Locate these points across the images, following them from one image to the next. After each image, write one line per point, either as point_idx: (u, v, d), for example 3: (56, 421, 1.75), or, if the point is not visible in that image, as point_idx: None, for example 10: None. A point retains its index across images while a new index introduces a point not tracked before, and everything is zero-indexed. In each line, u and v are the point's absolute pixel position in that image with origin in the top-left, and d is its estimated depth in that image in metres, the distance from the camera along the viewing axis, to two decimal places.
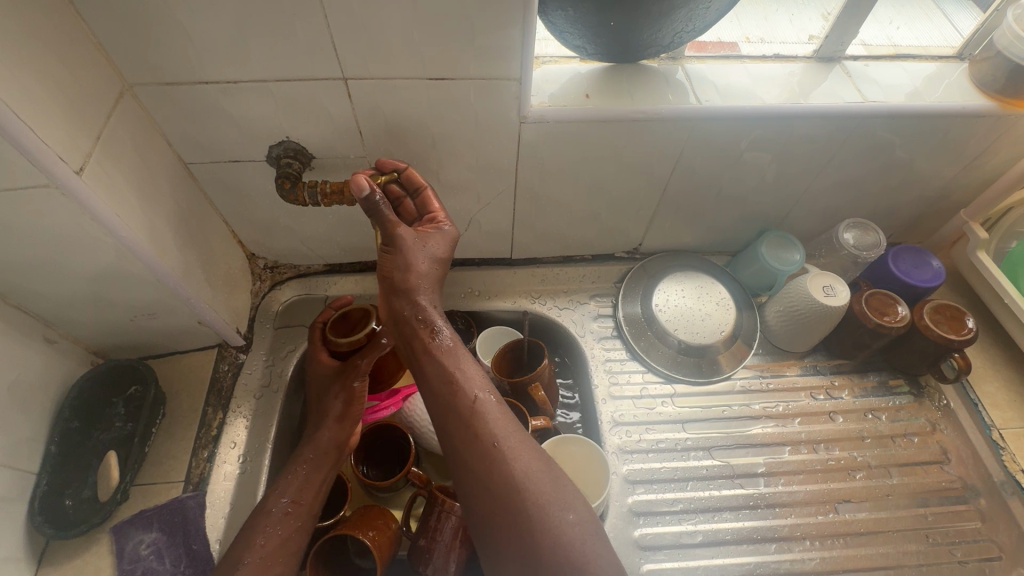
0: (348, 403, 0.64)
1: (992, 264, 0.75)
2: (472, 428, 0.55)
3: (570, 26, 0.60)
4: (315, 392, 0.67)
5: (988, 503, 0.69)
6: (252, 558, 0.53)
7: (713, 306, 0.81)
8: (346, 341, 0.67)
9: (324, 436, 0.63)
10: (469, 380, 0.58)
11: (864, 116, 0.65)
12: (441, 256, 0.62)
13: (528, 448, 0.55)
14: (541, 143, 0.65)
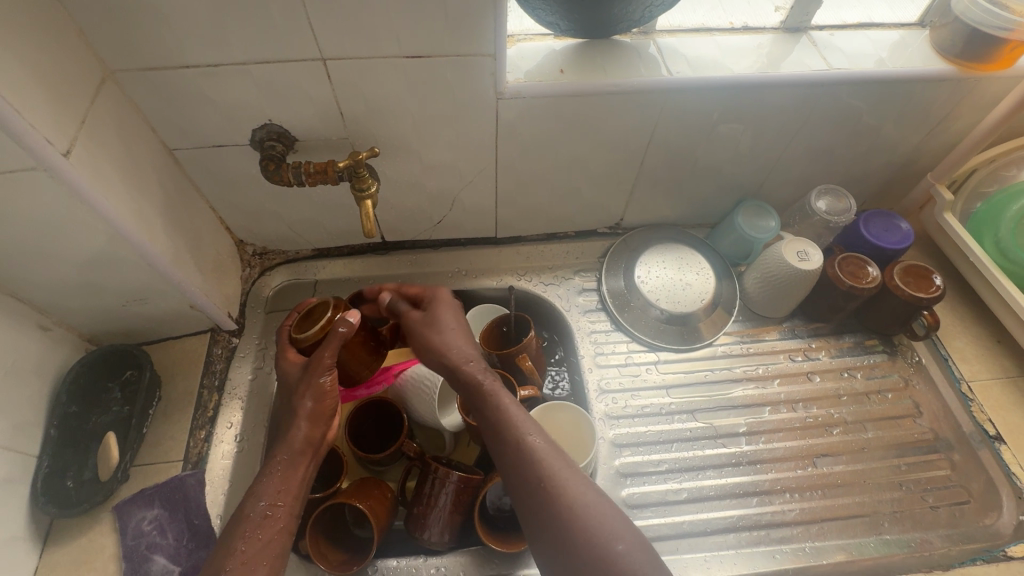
0: (323, 395, 0.56)
1: (958, 225, 0.77)
2: (524, 469, 0.52)
3: (541, 3, 0.61)
4: (283, 388, 0.58)
5: (959, 451, 0.72)
6: (234, 566, 0.47)
7: (692, 275, 0.83)
8: (311, 333, 0.58)
9: (297, 431, 0.55)
10: (515, 420, 0.55)
11: (831, 83, 0.68)
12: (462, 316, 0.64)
13: (584, 483, 0.52)
14: (519, 119, 0.66)
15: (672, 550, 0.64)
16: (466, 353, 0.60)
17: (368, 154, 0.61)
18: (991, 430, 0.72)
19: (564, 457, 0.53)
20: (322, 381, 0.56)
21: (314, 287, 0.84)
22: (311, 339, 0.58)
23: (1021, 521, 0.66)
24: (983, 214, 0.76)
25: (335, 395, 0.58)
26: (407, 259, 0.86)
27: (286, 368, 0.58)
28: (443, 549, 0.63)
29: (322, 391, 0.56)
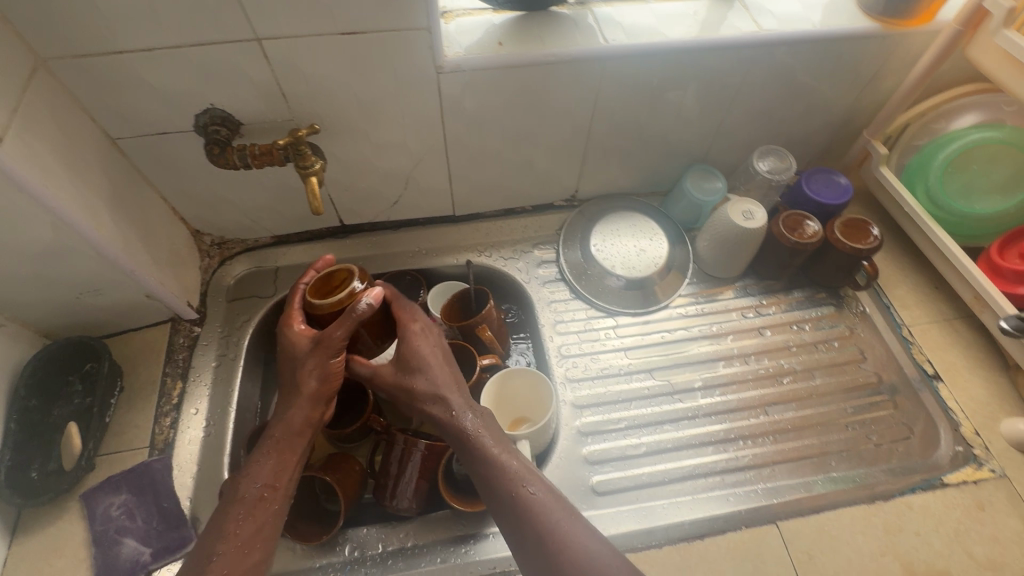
0: (326, 377, 0.58)
1: (895, 178, 0.80)
2: (519, 526, 0.52)
3: None
4: (284, 367, 0.59)
5: (902, 391, 0.76)
6: (226, 549, 0.50)
7: (646, 241, 0.86)
8: (328, 303, 0.57)
9: (293, 413, 0.57)
10: (508, 474, 0.54)
11: (763, 44, 0.70)
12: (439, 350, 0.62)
13: (582, 530, 0.52)
14: (462, 93, 0.68)
15: (632, 501, 0.67)
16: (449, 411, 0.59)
17: (307, 131, 0.62)
18: (929, 369, 0.76)
19: (559, 502, 0.53)
20: (331, 361, 0.58)
21: (275, 273, 0.84)
22: (325, 311, 0.57)
23: (958, 451, 0.70)
24: (915, 167, 0.79)
25: (338, 377, 0.59)
26: (368, 242, 0.87)
27: (295, 340, 0.59)
28: (413, 514, 0.65)
29: (325, 372, 0.58)
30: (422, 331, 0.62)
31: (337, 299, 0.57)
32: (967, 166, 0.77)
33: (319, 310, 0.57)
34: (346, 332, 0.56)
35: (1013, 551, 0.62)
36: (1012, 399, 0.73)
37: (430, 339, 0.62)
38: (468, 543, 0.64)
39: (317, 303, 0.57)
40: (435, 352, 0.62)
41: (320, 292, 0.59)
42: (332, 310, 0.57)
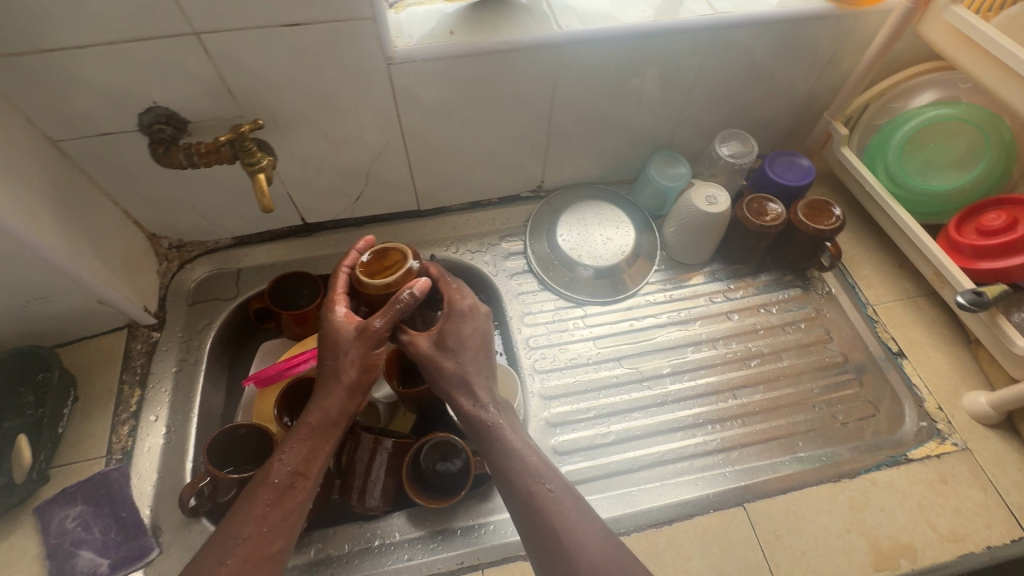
0: (365, 363, 0.57)
1: (854, 158, 0.81)
2: (534, 522, 0.52)
3: None
4: (326, 346, 0.58)
5: (868, 370, 0.76)
6: (251, 534, 0.50)
7: (613, 230, 0.86)
8: (375, 285, 0.55)
9: (332, 400, 0.57)
10: (525, 470, 0.54)
11: (719, 27, 0.70)
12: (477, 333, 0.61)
13: (595, 532, 0.51)
14: (416, 84, 0.67)
15: (601, 490, 0.66)
16: (475, 401, 0.59)
17: (251, 127, 0.60)
18: (894, 347, 0.77)
19: (578, 505, 0.53)
20: (372, 348, 0.57)
21: (237, 275, 0.82)
22: (372, 293, 0.56)
23: (922, 426, 0.70)
24: (875, 145, 0.79)
25: (378, 364, 0.58)
26: (332, 239, 0.86)
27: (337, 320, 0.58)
28: (381, 513, 0.64)
29: (365, 358, 0.57)
30: (463, 312, 0.60)
31: (383, 280, 0.56)
32: (924, 143, 0.77)
33: (364, 290, 0.56)
34: (390, 319, 0.55)
35: (975, 523, 0.63)
36: (974, 373, 0.74)
37: (471, 322, 0.61)
38: (437, 539, 0.63)
39: (364, 281, 0.56)
40: (473, 334, 0.61)
41: (368, 270, 0.58)
42: (377, 290, 0.56)
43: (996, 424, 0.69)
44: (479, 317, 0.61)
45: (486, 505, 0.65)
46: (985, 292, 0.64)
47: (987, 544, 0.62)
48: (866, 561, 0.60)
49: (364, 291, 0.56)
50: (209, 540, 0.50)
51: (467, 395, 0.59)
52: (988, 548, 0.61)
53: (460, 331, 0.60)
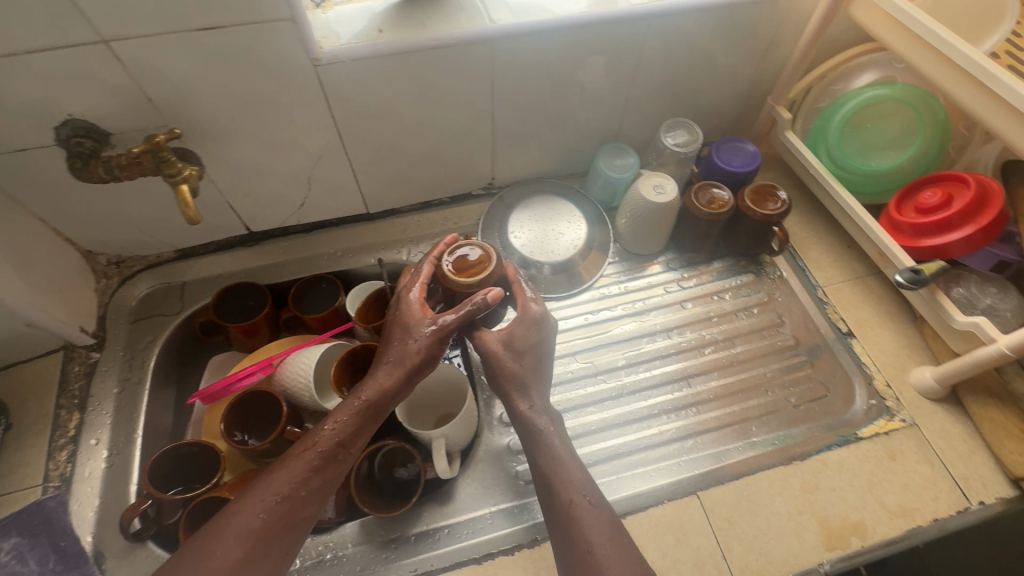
0: (429, 351, 0.57)
1: (798, 142, 0.82)
2: (566, 531, 0.53)
3: None
4: (399, 325, 0.59)
5: (820, 352, 0.77)
6: (288, 494, 0.50)
7: (565, 224, 0.86)
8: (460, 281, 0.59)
9: (388, 375, 0.56)
10: (569, 479, 0.55)
11: (653, 16, 0.69)
12: (538, 343, 0.61)
13: (626, 554, 0.51)
14: (348, 85, 0.65)
15: None
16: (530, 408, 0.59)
17: (166, 136, 0.59)
18: (843, 327, 0.78)
19: (612, 524, 0.53)
20: (441, 340, 0.58)
21: (181, 289, 0.80)
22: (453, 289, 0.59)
23: (872, 404, 0.72)
24: (816, 129, 0.80)
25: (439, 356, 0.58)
26: (280, 247, 0.84)
27: (412, 305, 0.60)
28: (334, 523, 0.63)
29: (432, 346, 0.57)
30: (532, 320, 0.61)
31: (470, 280, 0.60)
32: (862, 125, 0.78)
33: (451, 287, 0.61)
34: (465, 314, 0.57)
35: (923, 498, 0.64)
36: (921, 349, 0.75)
37: (535, 333, 0.61)
38: (390, 548, 0.62)
39: (453, 278, 0.61)
40: (537, 343, 0.61)
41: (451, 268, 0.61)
42: (462, 288, 0.60)
43: (941, 398, 0.71)
44: (545, 329, 0.62)
45: (440, 510, 0.65)
46: (923, 270, 0.65)
47: (934, 517, 0.63)
48: (818, 542, 0.61)
49: (452, 285, 0.61)
50: (245, 491, 0.51)
51: (522, 399, 0.60)
52: (936, 521, 0.63)
53: (527, 338, 0.61)
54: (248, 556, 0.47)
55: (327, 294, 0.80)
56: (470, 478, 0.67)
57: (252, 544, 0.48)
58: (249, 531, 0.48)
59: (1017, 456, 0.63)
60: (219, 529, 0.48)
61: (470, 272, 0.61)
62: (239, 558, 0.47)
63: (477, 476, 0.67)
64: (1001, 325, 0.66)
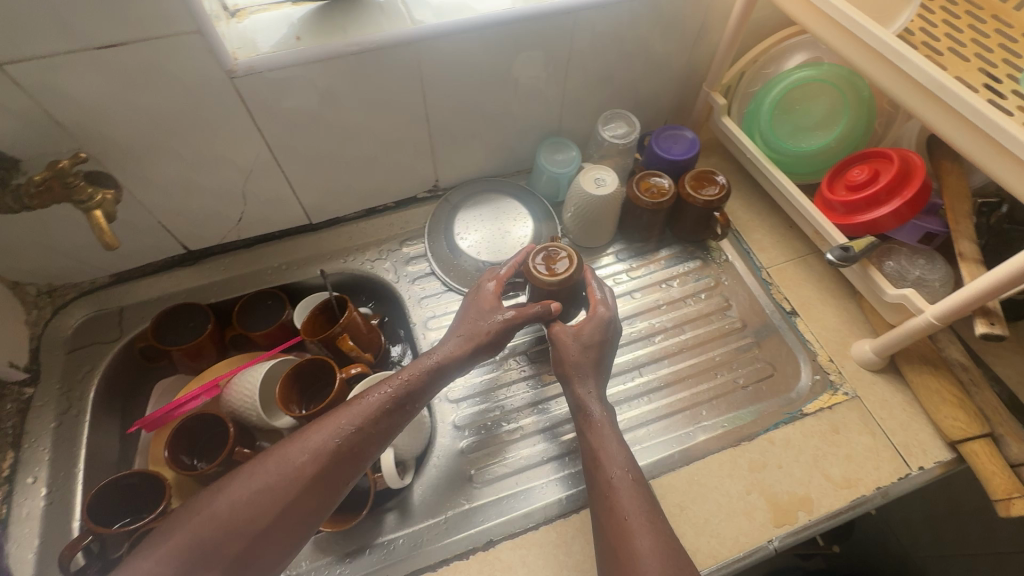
0: (498, 335, 0.67)
1: (735, 127, 0.83)
2: (604, 500, 0.57)
3: None
4: (474, 307, 0.69)
5: (767, 332, 0.78)
6: (361, 430, 0.56)
7: (511, 223, 0.87)
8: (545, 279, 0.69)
9: (460, 346, 0.66)
10: (611, 457, 0.60)
11: (577, 10, 0.69)
12: (599, 341, 0.68)
13: (656, 530, 0.54)
14: (270, 97, 0.64)
15: (510, 487, 0.66)
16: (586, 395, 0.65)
17: (71, 161, 0.56)
18: (787, 306, 0.80)
19: (647, 501, 0.56)
20: (507, 329, 0.67)
21: (120, 314, 0.77)
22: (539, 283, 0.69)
23: (816, 379, 0.73)
24: (750, 115, 0.82)
25: (503, 340, 0.69)
26: (222, 264, 0.82)
27: (486, 294, 0.70)
28: None
29: (501, 330, 0.67)
30: (600, 322, 0.69)
31: (553, 280, 0.68)
32: (791, 107, 0.80)
33: (536, 283, 0.70)
34: (534, 310, 0.67)
35: (866, 467, 0.66)
36: (861, 323, 0.77)
37: (602, 334, 0.69)
38: (345, 562, 0.61)
39: (539, 276, 0.69)
40: (602, 341, 0.68)
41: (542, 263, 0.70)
42: (545, 285, 0.69)
43: (881, 369, 0.73)
44: (611, 332, 0.69)
45: (395, 520, 0.64)
46: (853, 247, 0.67)
47: (878, 486, 0.64)
48: (767, 519, 0.62)
49: (532, 280, 0.70)
50: (324, 417, 0.57)
51: (581, 384, 0.66)
52: (879, 489, 0.64)
53: (595, 335, 0.68)
54: (315, 475, 0.54)
55: (273, 309, 0.79)
56: (424, 487, 0.66)
57: (321, 466, 0.54)
58: (320, 454, 0.55)
59: (951, 420, 0.65)
60: (295, 444, 0.55)
61: (553, 272, 0.69)
62: (308, 475, 0.54)
63: (432, 483, 0.67)
64: (931, 295, 0.69)
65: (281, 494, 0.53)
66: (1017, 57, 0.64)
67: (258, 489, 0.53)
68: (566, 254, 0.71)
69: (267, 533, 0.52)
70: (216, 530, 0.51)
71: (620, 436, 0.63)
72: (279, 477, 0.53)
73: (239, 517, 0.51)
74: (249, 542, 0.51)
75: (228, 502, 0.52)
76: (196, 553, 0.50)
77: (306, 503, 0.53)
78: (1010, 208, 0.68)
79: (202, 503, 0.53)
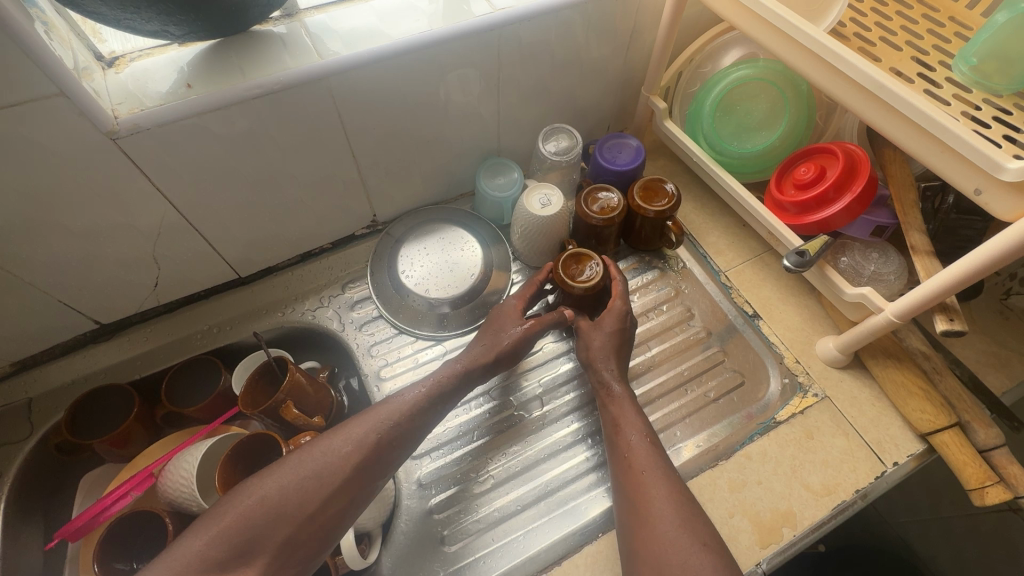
0: (517, 346, 0.66)
1: (678, 130, 0.80)
2: (622, 458, 0.59)
3: (124, 13, 0.47)
4: (497, 320, 0.68)
5: (731, 337, 0.77)
6: (399, 423, 0.57)
7: (459, 253, 0.83)
8: (582, 288, 0.68)
9: (483, 355, 0.65)
10: (628, 422, 0.62)
11: (501, 26, 0.64)
12: (619, 329, 0.68)
13: (670, 483, 0.56)
14: (165, 154, 0.56)
15: (486, 545, 0.62)
16: (607, 369, 0.66)
17: None
18: (749, 309, 0.78)
19: (656, 454, 0.58)
20: (531, 338, 0.67)
21: (29, 407, 0.68)
22: (575, 292, 0.68)
23: (786, 383, 0.72)
24: (692, 116, 0.80)
25: (522, 352, 0.68)
26: (144, 335, 0.74)
27: (507, 306, 0.69)
28: None
29: (519, 341, 0.66)
30: (619, 313, 0.68)
31: (587, 287, 0.67)
32: (733, 106, 0.78)
33: (569, 291, 0.68)
34: (552, 317, 0.68)
35: (843, 471, 0.65)
36: (822, 319, 0.76)
37: (622, 326, 0.68)
38: None
39: (573, 285, 0.68)
40: (621, 331, 0.68)
41: (569, 267, 0.70)
42: (579, 293, 0.68)
43: (846, 365, 0.72)
44: (630, 322, 0.69)
45: None
46: (808, 250, 0.65)
47: (856, 489, 0.64)
48: (752, 541, 0.60)
49: (562, 285, 0.69)
50: (367, 412, 0.58)
51: (604, 365, 0.66)
52: (858, 492, 0.63)
53: (615, 325, 0.68)
54: (360, 465, 0.54)
55: (206, 380, 0.71)
56: (393, 557, 0.62)
57: (366, 457, 0.54)
58: (365, 444, 0.55)
59: (920, 413, 0.65)
60: (341, 435, 0.55)
61: (583, 278, 0.68)
62: (354, 464, 0.54)
63: (401, 552, 0.62)
64: (888, 288, 0.68)
65: (328, 482, 0.52)
66: (946, 43, 0.64)
67: (306, 476, 0.52)
68: (593, 260, 0.70)
69: (310, 521, 0.51)
70: (265, 515, 0.50)
71: (639, 404, 0.64)
72: (326, 465, 0.53)
73: (289, 500, 0.50)
74: (298, 526, 0.50)
75: (277, 486, 0.51)
76: (247, 537, 0.48)
77: (351, 491, 0.53)
78: (954, 197, 0.69)
79: (250, 486, 0.52)
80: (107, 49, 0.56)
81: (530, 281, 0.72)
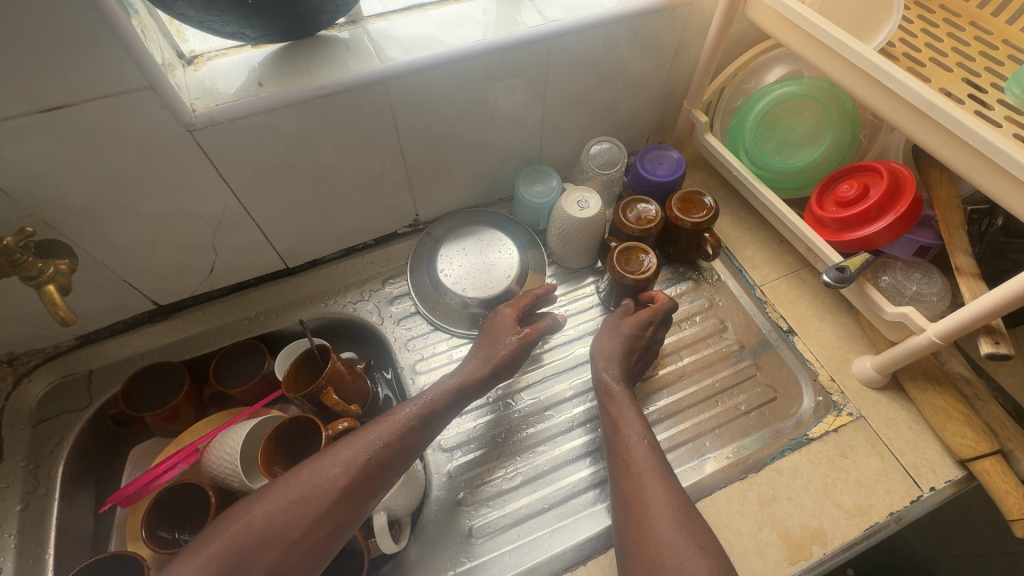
0: (512, 357, 0.69)
1: (718, 143, 0.81)
2: (620, 458, 0.60)
3: (207, 16, 0.51)
4: (491, 331, 0.72)
5: (763, 351, 0.77)
6: (387, 439, 0.59)
7: (496, 254, 0.85)
8: (635, 278, 0.70)
9: (477, 368, 0.68)
10: (625, 422, 0.63)
11: (552, 37, 0.66)
12: (636, 334, 0.69)
13: (666, 487, 0.56)
14: (233, 147, 0.60)
15: (512, 540, 0.64)
16: (608, 370, 0.67)
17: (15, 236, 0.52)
18: (783, 324, 0.78)
19: (653, 456, 0.59)
20: (524, 346, 0.69)
21: (90, 377, 0.73)
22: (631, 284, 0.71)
23: (819, 401, 0.72)
24: (733, 130, 0.81)
25: (519, 362, 0.70)
26: (196, 318, 0.78)
27: (503, 318, 0.73)
28: None
29: (515, 350, 0.69)
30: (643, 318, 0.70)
31: (642, 278, 0.70)
32: (776, 122, 0.79)
33: (625, 283, 0.71)
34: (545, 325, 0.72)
35: (877, 493, 0.64)
36: (860, 339, 0.75)
37: (640, 333, 0.69)
38: None
39: (628, 276, 0.71)
40: (630, 342, 0.69)
41: (620, 261, 0.72)
42: (635, 284, 0.70)
43: (882, 387, 0.71)
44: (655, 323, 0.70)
45: None
46: (848, 266, 0.64)
47: (890, 511, 0.62)
48: (780, 557, 0.60)
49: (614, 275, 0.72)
50: (355, 434, 0.59)
51: (607, 366, 0.68)
52: (892, 515, 0.62)
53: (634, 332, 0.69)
54: (347, 489, 0.55)
55: (251, 364, 0.74)
56: (421, 545, 0.64)
57: (354, 479, 0.56)
58: (353, 467, 0.56)
59: (961, 438, 0.64)
60: (325, 460, 0.57)
61: (635, 271, 0.71)
62: (340, 489, 0.55)
63: (429, 542, 0.64)
64: (929, 310, 0.68)
65: (313, 508, 0.54)
66: (999, 65, 0.64)
67: (292, 500, 0.54)
68: (646, 252, 0.73)
69: (298, 544, 0.53)
70: (252, 539, 0.52)
71: (637, 404, 0.65)
72: (311, 490, 0.54)
73: (274, 527, 0.52)
74: (286, 550, 0.52)
75: (263, 512, 0.53)
76: (234, 563, 0.50)
77: (337, 516, 0.54)
78: (1004, 220, 0.68)
79: (238, 512, 0.54)
80: (187, 47, 0.61)
81: (528, 292, 0.76)
